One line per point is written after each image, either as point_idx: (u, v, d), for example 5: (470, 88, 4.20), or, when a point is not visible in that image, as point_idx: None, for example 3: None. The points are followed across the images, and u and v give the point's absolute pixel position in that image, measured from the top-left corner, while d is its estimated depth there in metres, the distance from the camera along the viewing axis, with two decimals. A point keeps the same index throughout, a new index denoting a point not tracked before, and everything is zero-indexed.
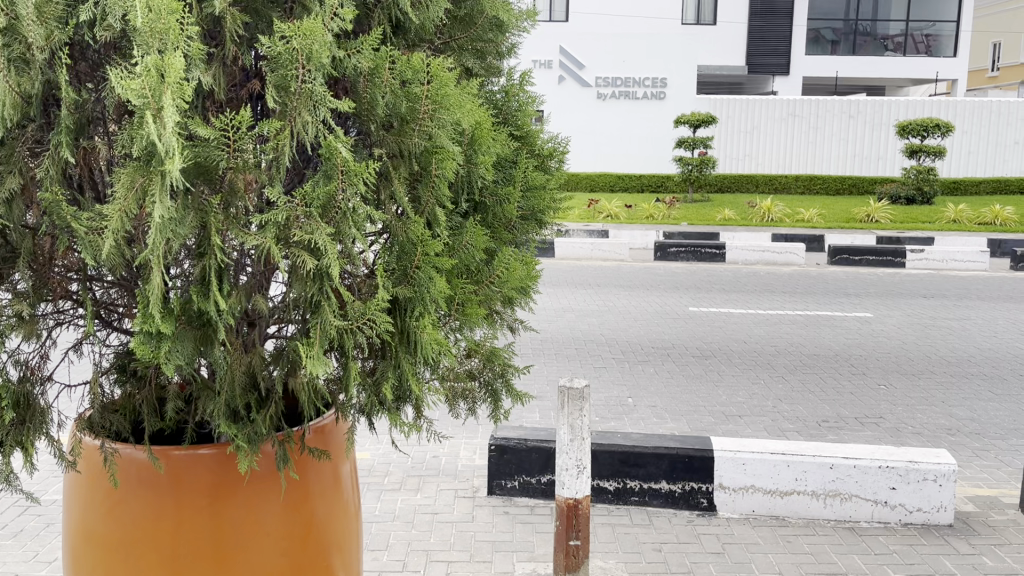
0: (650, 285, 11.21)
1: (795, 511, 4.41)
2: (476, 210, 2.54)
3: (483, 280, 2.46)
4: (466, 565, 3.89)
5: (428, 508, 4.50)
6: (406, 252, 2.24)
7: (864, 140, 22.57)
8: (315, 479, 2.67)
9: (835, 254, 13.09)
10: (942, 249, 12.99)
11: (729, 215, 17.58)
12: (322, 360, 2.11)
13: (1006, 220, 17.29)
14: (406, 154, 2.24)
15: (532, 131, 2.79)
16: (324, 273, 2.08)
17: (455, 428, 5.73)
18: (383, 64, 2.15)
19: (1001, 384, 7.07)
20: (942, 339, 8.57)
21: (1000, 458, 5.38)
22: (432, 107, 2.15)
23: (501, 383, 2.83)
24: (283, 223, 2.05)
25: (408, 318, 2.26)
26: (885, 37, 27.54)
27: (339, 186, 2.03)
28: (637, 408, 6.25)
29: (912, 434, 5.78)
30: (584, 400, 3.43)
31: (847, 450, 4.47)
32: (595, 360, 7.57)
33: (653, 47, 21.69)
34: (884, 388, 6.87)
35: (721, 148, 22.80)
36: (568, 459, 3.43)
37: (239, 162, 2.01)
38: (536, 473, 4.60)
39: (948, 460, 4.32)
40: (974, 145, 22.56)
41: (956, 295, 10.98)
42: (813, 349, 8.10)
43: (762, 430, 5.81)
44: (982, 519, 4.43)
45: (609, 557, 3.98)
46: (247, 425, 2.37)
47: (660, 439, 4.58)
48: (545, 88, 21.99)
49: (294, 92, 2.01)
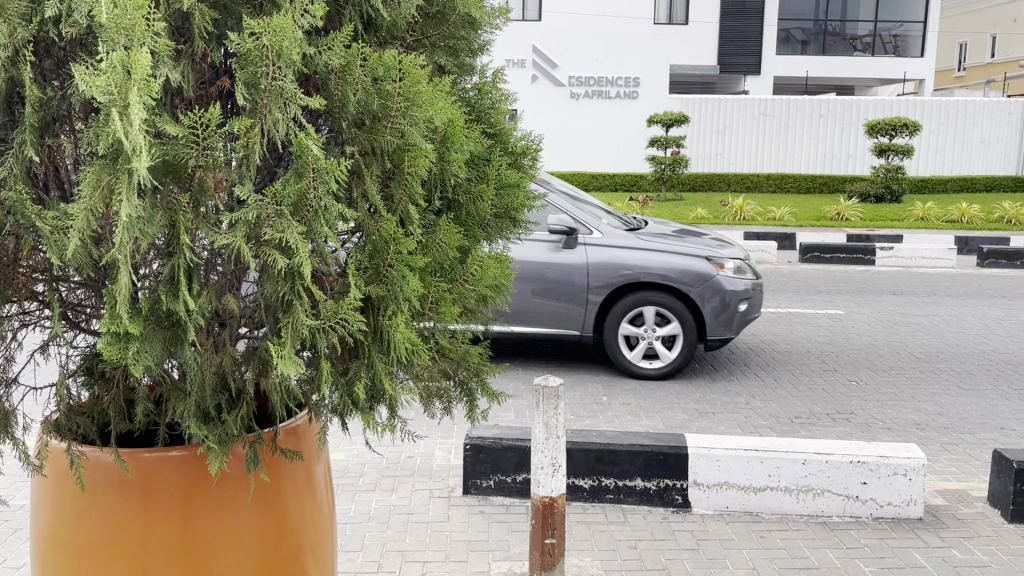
0: None
1: (768, 507, 4.45)
2: (449, 208, 2.53)
3: (457, 278, 2.45)
4: (442, 566, 3.88)
5: (404, 508, 4.48)
6: (379, 251, 2.22)
7: (834, 139, 22.81)
8: (287, 480, 2.64)
9: (806, 251, 13.23)
10: (912, 247, 13.16)
11: (702, 214, 17.67)
12: (293, 360, 2.09)
13: (972, 218, 17.56)
14: (378, 152, 2.23)
15: (505, 129, 2.77)
16: (295, 272, 2.07)
17: (430, 428, 5.71)
18: (354, 61, 2.13)
19: (969, 379, 7.19)
20: (911, 335, 8.69)
21: (969, 452, 5.46)
22: (404, 104, 2.14)
23: (476, 381, 2.81)
24: (253, 222, 2.03)
25: (381, 317, 2.24)
26: (854, 37, 27.83)
27: (310, 184, 2.02)
28: (612, 406, 6.27)
29: (882, 430, 5.85)
30: (559, 398, 3.42)
31: (819, 445, 4.51)
32: (570, 358, 7.58)
33: (625, 47, 21.76)
34: (855, 384, 6.95)
35: (694, 148, 22.94)
36: (543, 457, 3.43)
37: (209, 161, 1.98)
38: (511, 472, 4.59)
39: (918, 454, 4.38)
40: (941, 144, 22.86)
41: (925, 291, 11.13)
42: (785, 346, 8.18)
43: (736, 427, 5.84)
44: (951, 512, 4.49)
45: (585, 555, 3.99)
46: (218, 426, 2.34)
47: (635, 436, 4.59)
48: (518, 87, 21.98)
49: (264, 88, 1.99)
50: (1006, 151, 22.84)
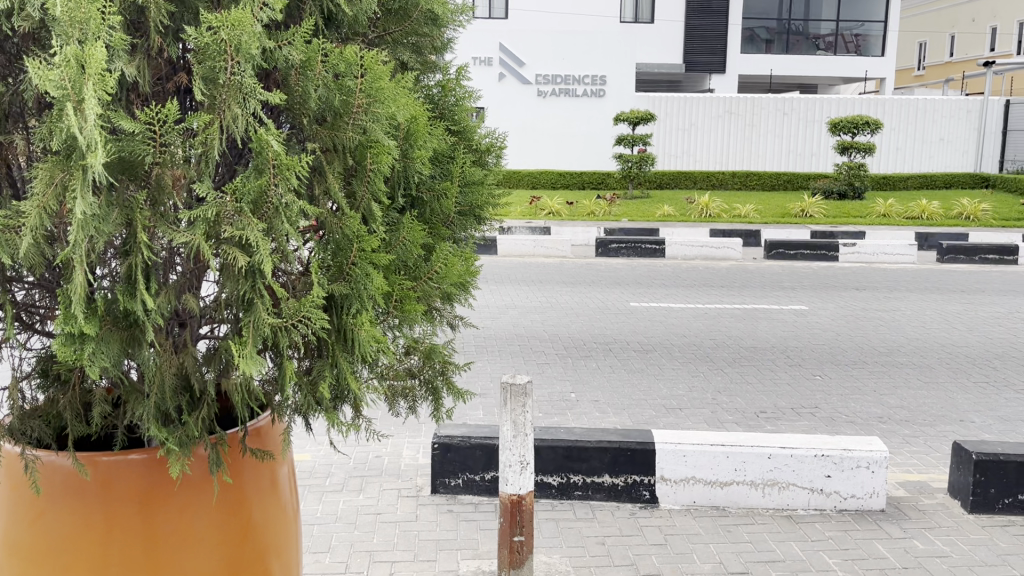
0: (591, 281, 11.29)
1: (734, 501, 4.49)
2: (413, 206, 2.51)
3: (422, 276, 2.43)
4: (410, 565, 3.86)
5: (371, 508, 4.46)
6: (342, 249, 2.20)
7: (797, 137, 23.09)
8: (251, 482, 2.61)
9: (771, 248, 13.32)
10: (873, 243, 13.38)
11: (668, 211, 17.81)
12: (254, 359, 2.07)
13: (932, 215, 17.89)
14: (340, 148, 2.20)
15: (469, 126, 2.74)
16: (256, 269, 2.04)
17: (397, 427, 5.68)
18: (316, 56, 2.11)
19: (929, 372, 7.31)
20: (874, 330, 8.82)
21: (929, 444, 5.56)
22: (366, 100, 2.12)
23: (442, 379, 2.78)
24: (213, 220, 2.00)
25: (344, 316, 2.22)
26: (817, 36, 28.16)
27: (270, 181, 1.99)
28: (581, 403, 6.29)
29: (846, 423, 5.93)
30: (527, 397, 3.41)
31: (784, 439, 4.55)
32: (539, 356, 7.58)
33: (592, 45, 21.83)
34: (820, 379, 7.04)
35: (661, 145, 23.05)
36: (511, 455, 3.42)
37: (166, 158, 1.96)
38: (480, 470, 4.58)
39: (880, 447, 4.45)
40: (902, 142, 23.21)
41: (886, 287, 11.32)
42: (750, 341, 8.25)
43: (703, 422, 5.89)
44: (912, 504, 4.57)
45: (554, 552, 3.99)
46: (178, 429, 2.31)
47: (603, 433, 4.60)
48: (484, 84, 21.94)
49: (222, 84, 1.96)
50: (964, 149, 23.28)
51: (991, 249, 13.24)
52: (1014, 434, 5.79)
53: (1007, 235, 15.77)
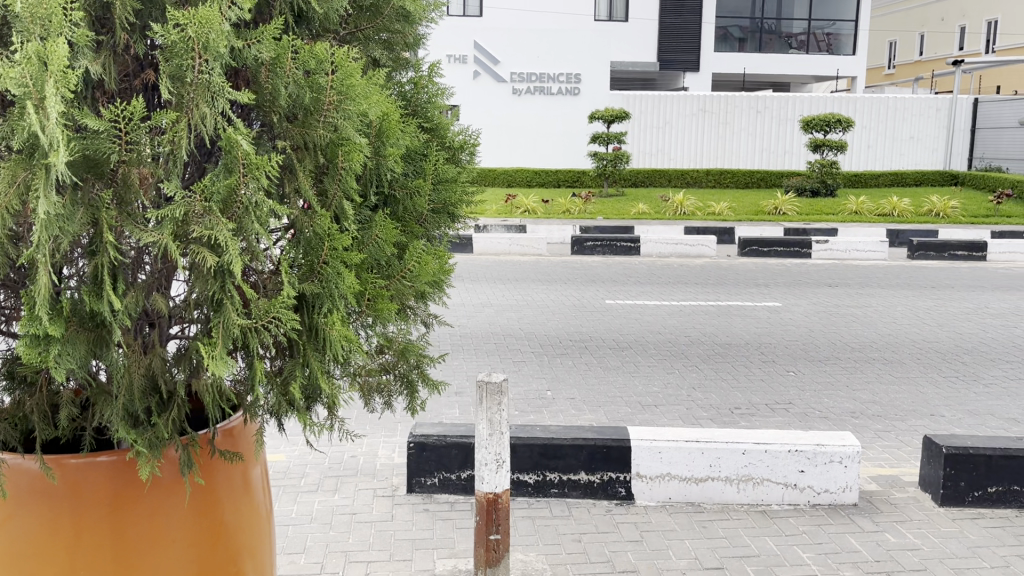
0: (567, 279, 11.29)
1: (709, 497, 4.51)
2: (386, 203, 2.49)
3: (395, 274, 2.42)
4: (385, 565, 3.84)
5: (346, 508, 4.43)
6: (313, 248, 2.18)
7: (770, 135, 23.29)
8: (223, 482, 2.58)
9: (745, 245, 13.40)
10: (845, 240, 13.52)
11: (643, 209, 17.88)
12: (225, 361, 2.04)
13: (903, 211, 18.12)
14: (311, 146, 2.18)
15: (441, 123, 2.71)
16: (225, 270, 2.02)
17: (372, 426, 5.65)
18: (285, 54, 2.09)
19: (900, 367, 7.41)
20: (846, 326, 8.92)
21: (900, 438, 5.63)
22: (337, 98, 2.11)
23: (416, 374, 2.77)
24: (181, 220, 1.98)
25: (316, 315, 2.21)
26: (789, 35, 28.38)
27: (240, 180, 1.97)
28: (556, 401, 6.29)
29: (819, 419, 5.98)
30: (503, 394, 3.40)
31: (758, 435, 4.58)
32: (515, 354, 7.58)
33: (567, 43, 21.86)
34: (793, 375, 7.10)
35: (636, 143, 23.13)
36: (487, 453, 3.41)
37: (132, 157, 1.93)
38: (456, 469, 4.57)
39: (852, 442, 4.49)
40: (873, 140, 23.44)
41: (858, 283, 11.45)
42: (725, 338, 8.30)
43: (678, 419, 5.92)
44: (884, 498, 4.62)
45: (530, 550, 3.98)
46: (147, 430, 2.28)
47: (579, 430, 4.61)
48: (458, 82, 21.88)
49: (190, 83, 1.93)
50: (934, 147, 23.59)
51: (960, 245, 13.44)
52: (983, 428, 5.88)
53: (975, 231, 16.02)
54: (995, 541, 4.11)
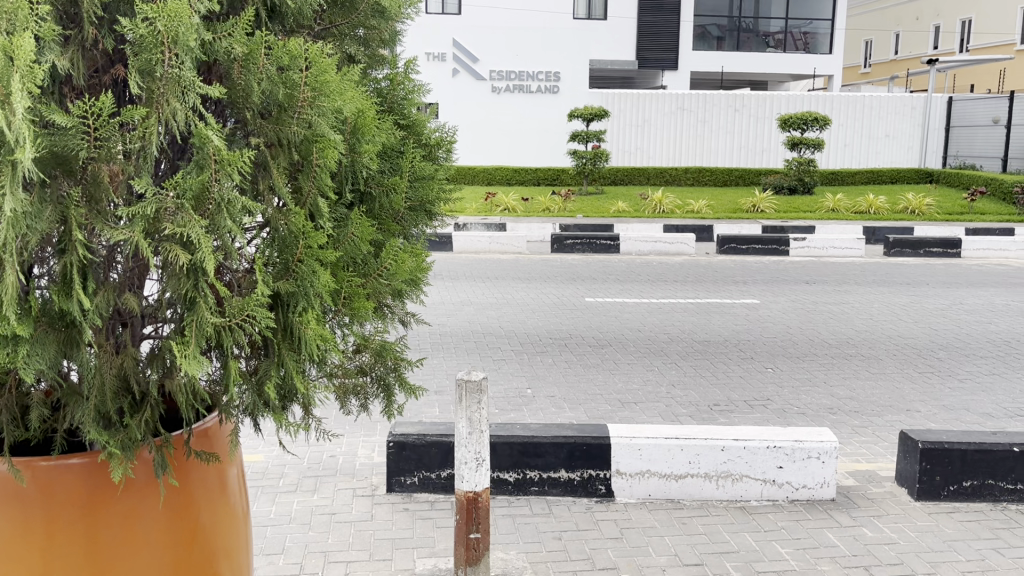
0: (547, 277, 11.28)
1: (688, 494, 4.52)
2: (362, 201, 2.47)
3: (371, 273, 2.40)
4: (365, 565, 3.82)
5: (325, 508, 4.40)
6: (288, 245, 2.16)
7: (748, 133, 23.42)
8: (198, 485, 2.55)
9: (723, 243, 13.47)
10: (822, 237, 13.61)
11: (622, 207, 17.94)
12: (198, 360, 2.02)
13: (879, 209, 18.29)
14: (284, 143, 2.16)
15: (418, 120, 2.68)
16: (198, 268, 2.00)
17: (351, 426, 5.61)
18: (258, 49, 2.08)
19: (876, 363, 7.47)
20: (823, 322, 8.98)
21: (877, 433, 5.67)
22: (311, 95, 2.08)
23: (394, 376, 2.74)
24: (152, 217, 1.95)
25: (290, 314, 2.19)
26: (766, 34, 28.55)
27: (212, 177, 1.94)
28: (536, 399, 6.29)
29: (797, 415, 6.02)
30: (483, 393, 3.37)
31: (737, 431, 4.60)
32: (495, 352, 7.56)
33: (545, 41, 21.87)
34: (771, 371, 7.14)
35: (615, 142, 23.17)
36: (467, 452, 3.39)
37: (102, 153, 1.91)
38: (436, 468, 4.55)
39: (830, 438, 4.52)
40: (849, 139, 23.65)
41: (835, 280, 11.54)
42: (704, 335, 8.33)
43: (657, 416, 5.93)
44: (862, 493, 4.65)
45: (511, 549, 3.98)
46: (119, 432, 2.25)
47: (558, 428, 4.61)
48: (437, 80, 21.84)
49: (159, 77, 1.91)
50: (909, 145, 23.82)
51: (935, 243, 13.57)
52: (958, 423, 5.94)
53: (950, 229, 16.20)
54: (970, 535, 4.16)
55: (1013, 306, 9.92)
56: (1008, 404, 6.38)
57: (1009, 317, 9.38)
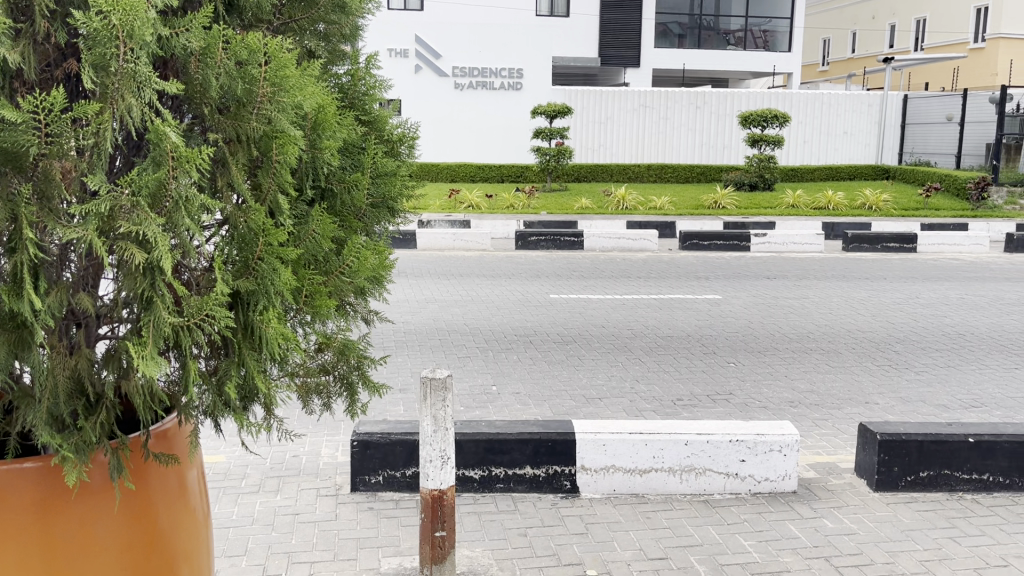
0: (512, 274, 11.29)
1: (653, 488, 4.55)
2: (323, 197, 2.43)
3: (332, 271, 2.38)
4: (329, 565, 3.79)
5: (289, 508, 4.35)
6: (248, 243, 2.13)
7: (710, 130, 23.64)
8: (156, 486, 2.51)
9: (685, 239, 13.59)
10: (782, 233, 13.78)
11: (586, 204, 18.01)
12: (156, 361, 1.98)
13: (837, 205, 18.60)
14: (244, 139, 2.13)
15: (379, 116, 2.64)
16: (154, 267, 1.96)
17: (314, 426, 5.56)
18: (215, 44, 2.06)
19: (836, 357, 7.58)
20: (784, 317, 9.10)
21: (837, 426, 5.76)
22: (270, 90, 2.06)
23: (357, 375, 2.72)
24: (106, 215, 1.92)
25: (251, 313, 2.16)
26: (727, 32, 28.81)
27: (170, 173, 1.91)
28: (502, 395, 6.29)
29: (758, 409, 6.09)
30: (447, 390, 3.35)
31: (699, 426, 4.64)
32: (459, 350, 7.54)
33: (507, 38, 21.87)
34: (733, 366, 7.22)
35: (578, 138, 23.23)
36: (432, 450, 3.36)
37: (53, 149, 1.86)
38: (400, 466, 4.52)
39: (791, 431, 4.58)
40: (809, 135, 23.98)
41: (795, 275, 11.70)
42: (667, 331, 8.39)
43: (621, 411, 5.96)
44: (822, 484, 4.72)
45: (476, 545, 3.97)
46: (73, 435, 2.22)
47: (524, 425, 4.61)
48: (400, 77, 21.74)
49: (114, 71, 1.86)
50: (866, 142, 24.21)
51: (892, 238, 13.82)
52: (915, 414, 6.05)
53: (906, 224, 16.50)
54: (927, 524, 4.24)
55: (967, 300, 10.13)
56: (963, 396, 6.52)
57: (963, 310, 9.58)
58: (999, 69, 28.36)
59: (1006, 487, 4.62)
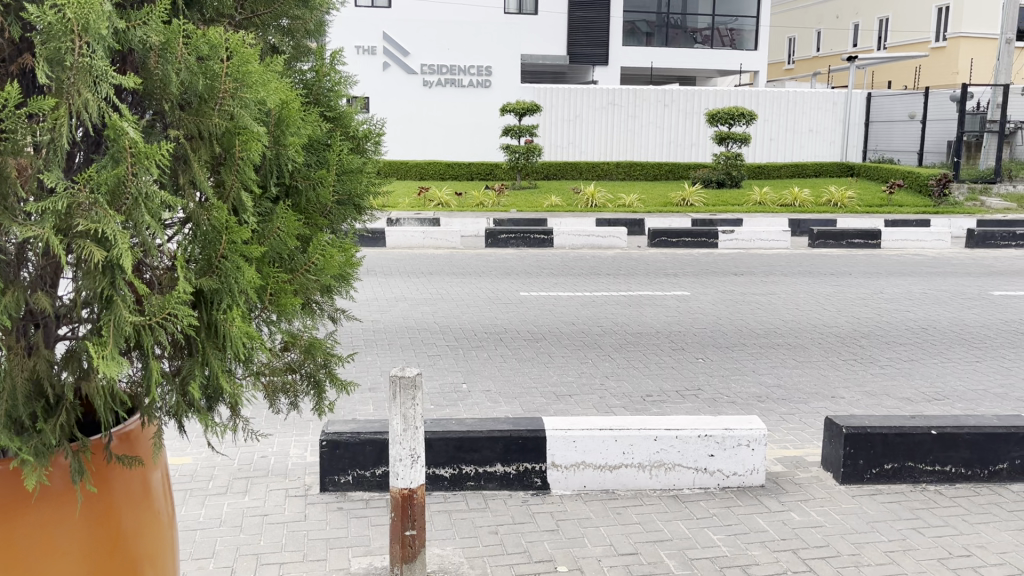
0: (482, 271, 11.28)
1: (622, 484, 4.57)
2: (287, 194, 2.41)
3: (298, 269, 2.36)
4: (298, 565, 3.76)
5: (257, 509, 4.31)
6: (211, 241, 2.10)
7: (678, 127, 23.79)
8: (120, 490, 2.47)
9: (654, 236, 13.65)
10: (750, 230, 13.89)
11: (556, 201, 18.05)
12: (117, 361, 1.94)
13: (803, 202, 18.80)
14: (205, 136, 2.11)
15: (344, 111, 2.60)
16: (114, 266, 1.93)
17: (282, 426, 5.51)
18: (175, 38, 2.04)
19: (803, 352, 7.67)
20: (751, 312, 9.19)
21: (803, 420, 5.83)
22: (233, 85, 2.04)
23: (324, 374, 2.70)
24: (64, 212, 1.89)
25: (215, 311, 2.13)
26: (694, 30, 28.99)
27: (129, 170, 1.88)
28: (472, 393, 6.28)
29: (727, 403, 6.15)
30: (417, 389, 3.33)
31: (669, 421, 4.66)
32: (429, 348, 7.51)
33: (476, 35, 21.83)
34: (701, 361, 7.28)
35: (547, 135, 23.25)
36: (401, 449, 3.35)
37: (7, 145, 1.84)
38: (370, 466, 4.50)
39: (759, 425, 4.62)
40: (774, 133, 24.25)
41: (762, 271, 11.80)
42: (636, 327, 8.43)
43: (591, 408, 5.98)
44: (789, 478, 4.77)
45: (446, 545, 3.95)
46: (32, 437, 2.18)
47: (494, 422, 4.60)
48: (368, 74, 21.60)
49: (70, 66, 1.84)
50: (831, 140, 24.54)
51: (857, 234, 14.01)
52: (879, 408, 6.13)
53: (870, 220, 16.74)
54: (892, 516, 4.30)
55: (930, 295, 10.30)
56: (926, 389, 6.63)
57: (926, 305, 9.73)
58: (960, 67, 28.84)
59: (967, 478, 4.70)
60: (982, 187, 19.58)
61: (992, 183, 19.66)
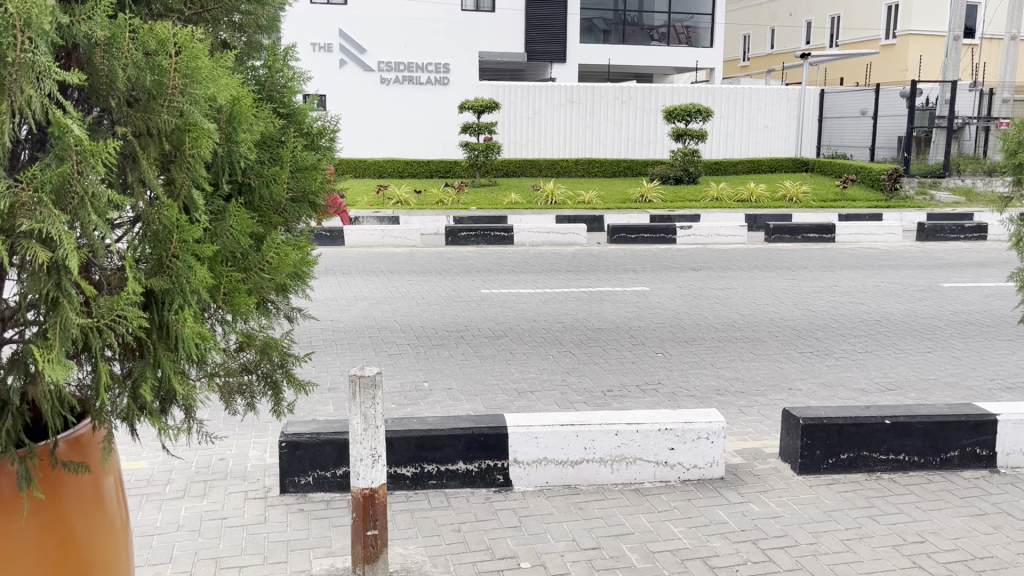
0: (442, 269, 11.24)
1: (584, 479, 4.58)
2: (240, 192, 2.37)
3: (252, 267, 2.31)
4: (259, 569, 3.71)
5: (216, 513, 4.24)
6: (161, 240, 2.06)
7: (635, 123, 23.96)
8: (71, 496, 2.42)
9: (613, 232, 13.74)
10: (708, 225, 14.02)
11: (515, 198, 18.03)
12: (63, 364, 1.90)
13: (759, 197, 19.07)
14: (155, 133, 2.07)
15: (298, 108, 2.55)
16: (60, 266, 1.88)
17: (241, 428, 5.43)
18: (121, 33, 1.99)
19: (760, 345, 7.76)
20: (710, 307, 9.28)
21: (761, 412, 5.90)
22: (181, 81, 2.01)
23: (281, 374, 2.67)
24: (6, 212, 1.84)
25: (165, 312, 2.10)
26: (650, 28, 29.18)
27: (73, 168, 1.83)
28: (433, 391, 6.25)
29: (686, 397, 6.20)
30: (377, 388, 3.30)
31: (629, 416, 4.69)
32: (389, 347, 7.46)
33: (434, 32, 21.71)
34: (662, 356, 7.33)
35: (506, 133, 23.22)
36: (362, 449, 3.31)
37: None
38: (330, 466, 4.45)
39: (718, 418, 4.67)
40: (731, 129, 24.54)
41: (720, 266, 11.92)
42: (597, 323, 8.46)
43: (553, 404, 5.99)
44: (749, 469, 4.83)
45: (409, 543, 3.94)
46: None
47: (455, 420, 4.58)
48: (324, 71, 21.35)
49: (11, 62, 1.80)
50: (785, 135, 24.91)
51: (812, 229, 14.24)
52: (835, 399, 6.24)
53: (824, 215, 17.01)
54: (848, 505, 4.37)
55: (883, 287, 10.49)
56: (879, 380, 6.75)
57: (879, 297, 9.92)
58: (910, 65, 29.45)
59: (920, 465, 4.80)
60: (932, 181, 20.15)
61: (942, 177, 20.27)
